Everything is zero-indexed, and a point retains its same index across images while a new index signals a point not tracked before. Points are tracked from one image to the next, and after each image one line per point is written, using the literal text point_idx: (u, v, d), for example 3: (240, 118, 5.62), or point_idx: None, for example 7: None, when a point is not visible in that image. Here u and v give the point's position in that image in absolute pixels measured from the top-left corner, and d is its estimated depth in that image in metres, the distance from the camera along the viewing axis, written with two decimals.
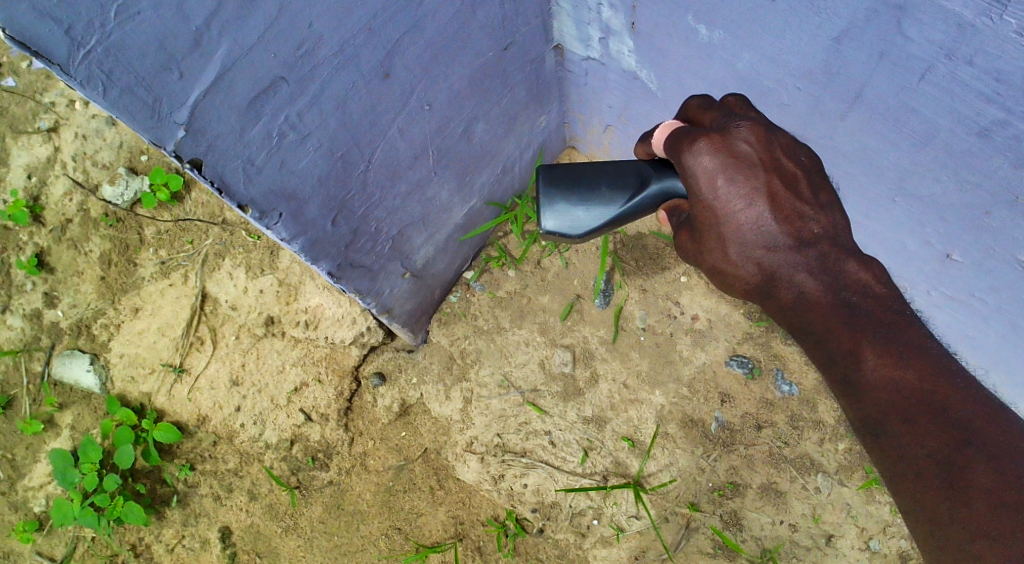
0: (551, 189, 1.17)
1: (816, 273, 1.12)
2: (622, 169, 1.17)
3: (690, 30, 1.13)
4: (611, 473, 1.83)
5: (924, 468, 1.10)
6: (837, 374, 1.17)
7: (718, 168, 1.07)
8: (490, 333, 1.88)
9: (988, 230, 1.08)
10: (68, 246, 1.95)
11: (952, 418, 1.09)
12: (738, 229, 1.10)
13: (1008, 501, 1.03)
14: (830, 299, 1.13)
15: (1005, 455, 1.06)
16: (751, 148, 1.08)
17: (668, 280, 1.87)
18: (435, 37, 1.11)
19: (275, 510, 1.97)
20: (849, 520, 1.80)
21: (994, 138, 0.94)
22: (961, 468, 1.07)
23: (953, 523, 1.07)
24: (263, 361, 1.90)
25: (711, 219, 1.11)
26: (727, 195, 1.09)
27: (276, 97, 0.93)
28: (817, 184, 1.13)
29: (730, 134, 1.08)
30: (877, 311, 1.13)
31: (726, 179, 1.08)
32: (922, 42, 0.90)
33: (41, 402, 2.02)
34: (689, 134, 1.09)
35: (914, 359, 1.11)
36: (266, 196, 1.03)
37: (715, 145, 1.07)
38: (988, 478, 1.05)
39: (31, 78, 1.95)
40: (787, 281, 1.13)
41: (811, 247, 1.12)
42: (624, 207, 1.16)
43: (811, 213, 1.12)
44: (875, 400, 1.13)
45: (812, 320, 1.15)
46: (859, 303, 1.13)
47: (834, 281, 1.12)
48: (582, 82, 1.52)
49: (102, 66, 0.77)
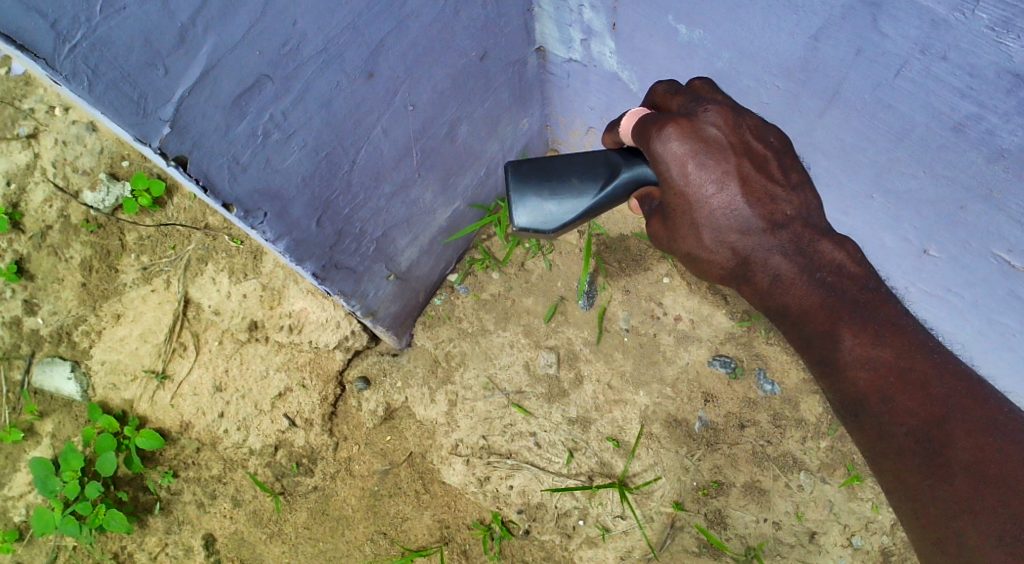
0: (522, 183, 1.17)
1: (790, 254, 1.14)
2: (592, 161, 1.18)
3: (670, 30, 1.15)
4: (596, 473, 1.84)
5: (905, 445, 1.18)
6: (817, 356, 1.22)
7: (688, 153, 1.08)
8: (475, 335, 1.89)
9: (962, 224, 1.11)
10: (48, 253, 1.93)
11: (930, 396, 1.15)
12: (711, 214, 1.10)
13: (987, 474, 1.11)
14: (804, 280, 1.15)
15: (984, 429, 1.12)
16: (719, 132, 1.09)
17: (651, 280, 1.88)
18: (419, 38, 1.12)
19: (259, 516, 1.96)
20: (831, 517, 1.82)
21: (968, 132, 0.96)
22: (940, 443, 1.14)
23: (935, 497, 1.15)
24: (247, 365, 1.89)
25: (683, 205, 1.11)
26: (698, 180, 1.09)
27: (261, 95, 0.94)
28: (787, 164, 1.15)
29: (698, 119, 1.09)
30: (851, 290, 1.17)
31: (697, 165, 1.08)
32: (897, 39, 0.92)
33: (21, 410, 1.99)
34: (657, 121, 1.10)
35: (889, 337, 1.16)
36: (251, 195, 1.03)
37: (683, 130, 1.08)
38: (968, 454, 1.12)
39: (10, 84, 1.94)
40: (762, 264, 1.14)
41: (783, 230, 1.13)
42: (596, 198, 1.17)
43: (783, 194, 1.13)
44: (854, 382, 1.19)
45: (788, 303, 1.18)
46: (834, 282, 1.16)
47: (810, 262, 1.15)
48: (565, 85, 1.53)
49: (87, 61, 0.77)
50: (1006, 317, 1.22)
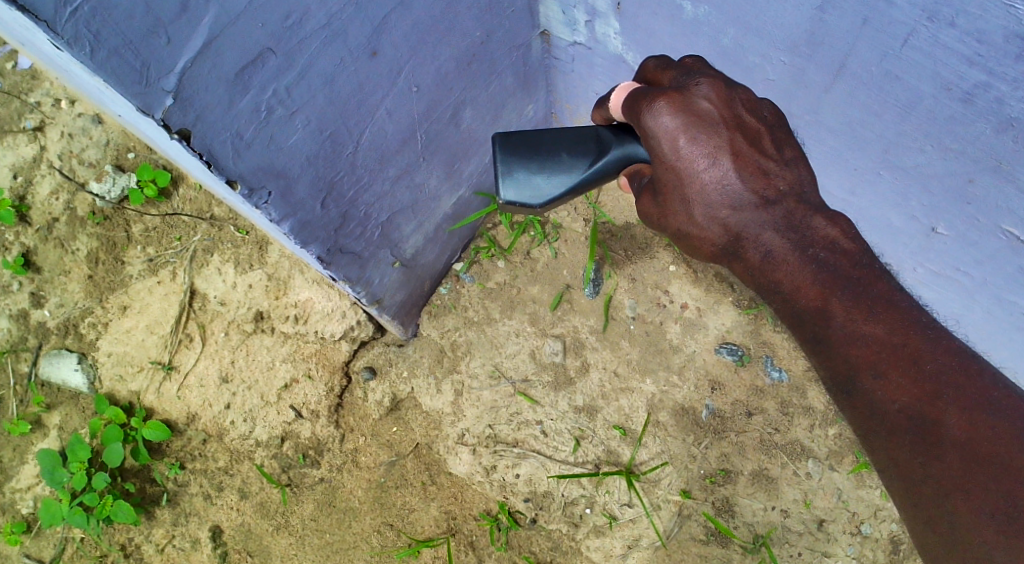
0: (510, 157, 1.14)
1: (782, 231, 1.14)
2: (581, 136, 1.17)
3: (676, 7, 1.14)
4: (603, 461, 1.83)
5: (897, 422, 1.18)
6: (808, 333, 1.20)
7: (680, 128, 1.08)
8: (480, 324, 1.88)
9: (972, 200, 1.10)
10: (55, 245, 1.94)
11: (922, 373, 1.14)
12: (702, 189, 1.10)
13: (980, 452, 1.11)
14: (797, 257, 1.15)
15: (977, 407, 1.12)
16: (712, 106, 1.09)
17: (657, 269, 1.87)
18: (422, 16, 1.12)
19: (266, 507, 1.96)
20: (840, 505, 1.80)
21: (977, 102, 0.95)
22: (934, 421, 1.14)
23: (927, 475, 1.16)
24: (253, 357, 1.89)
25: (674, 180, 1.11)
26: (689, 154, 1.09)
27: (264, 69, 0.94)
28: (780, 138, 1.15)
29: (690, 92, 1.08)
30: (844, 266, 1.16)
31: (688, 139, 1.08)
32: (904, 6, 0.91)
33: (29, 403, 2.00)
34: (648, 94, 1.09)
35: (883, 314, 1.15)
36: (255, 173, 1.02)
37: (676, 105, 1.07)
38: (961, 431, 1.12)
39: (17, 78, 1.95)
40: (754, 241, 1.14)
41: (777, 205, 1.13)
42: (586, 173, 1.15)
43: (776, 169, 1.14)
44: (847, 358, 1.18)
45: (779, 280, 1.17)
46: (827, 259, 1.16)
47: (802, 238, 1.15)
48: (569, 69, 1.53)
49: (89, 26, 0.77)
50: (1015, 295, 1.21)
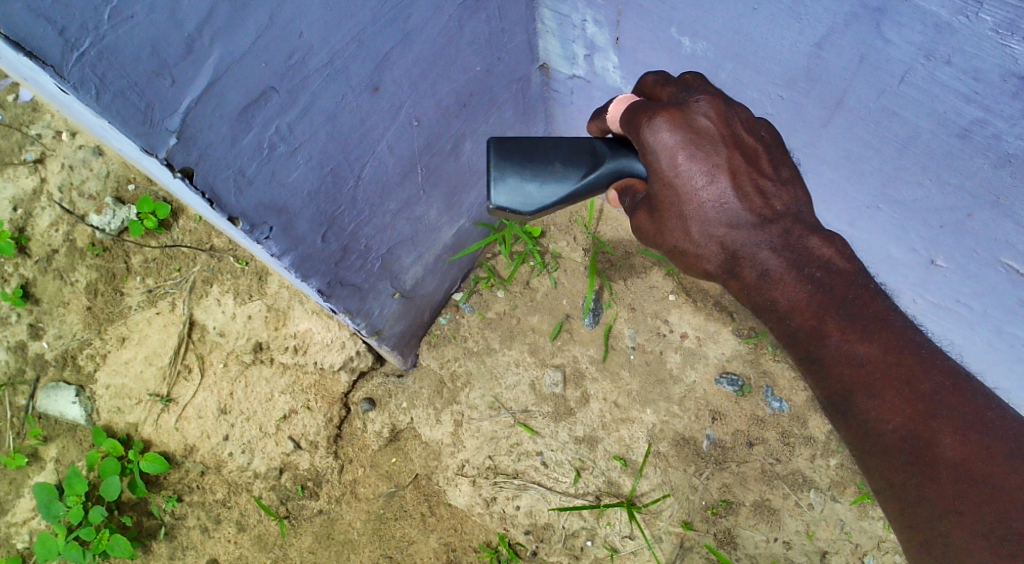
0: (503, 161, 1.11)
1: (779, 250, 1.13)
2: (575, 147, 1.14)
3: (674, 43, 1.16)
4: (603, 493, 1.81)
5: (891, 443, 1.17)
6: (802, 352, 1.20)
7: (678, 144, 1.08)
8: (480, 354, 1.88)
9: (970, 233, 1.10)
10: (54, 277, 1.94)
11: (916, 394, 1.13)
12: (700, 206, 1.11)
13: (973, 473, 1.11)
14: (792, 277, 1.14)
15: (971, 427, 1.11)
16: (710, 123, 1.09)
17: (657, 298, 1.88)
18: (424, 52, 1.13)
19: (264, 540, 1.94)
20: (843, 536, 1.79)
21: (974, 138, 0.96)
22: (927, 442, 1.14)
23: (920, 496, 1.16)
24: (252, 388, 1.89)
25: (671, 196, 1.11)
26: (687, 171, 1.09)
27: (267, 107, 0.94)
28: (777, 159, 1.15)
29: (690, 109, 1.09)
30: (839, 287, 1.14)
31: (687, 156, 1.08)
32: (901, 45, 0.92)
33: (25, 435, 1.98)
34: (647, 110, 1.09)
35: (877, 334, 1.14)
36: (257, 208, 1.03)
37: (675, 122, 1.08)
38: (955, 451, 1.12)
39: (18, 111, 1.98)
40: (750, 260, 1.14)
41: (773, 224, 1.13)
42: (578, 185, 1.12)
43: (773, 189, 1.14)
44: (841, 379, 1.18)
45: (775, 298, 1.16)
46: (823, 278, 1.14)
47: (797, 259, 1.14)
48: (568, 101, 1.55)
49: (95, 69, 0.77)
50: (1015, 327, 1.21)
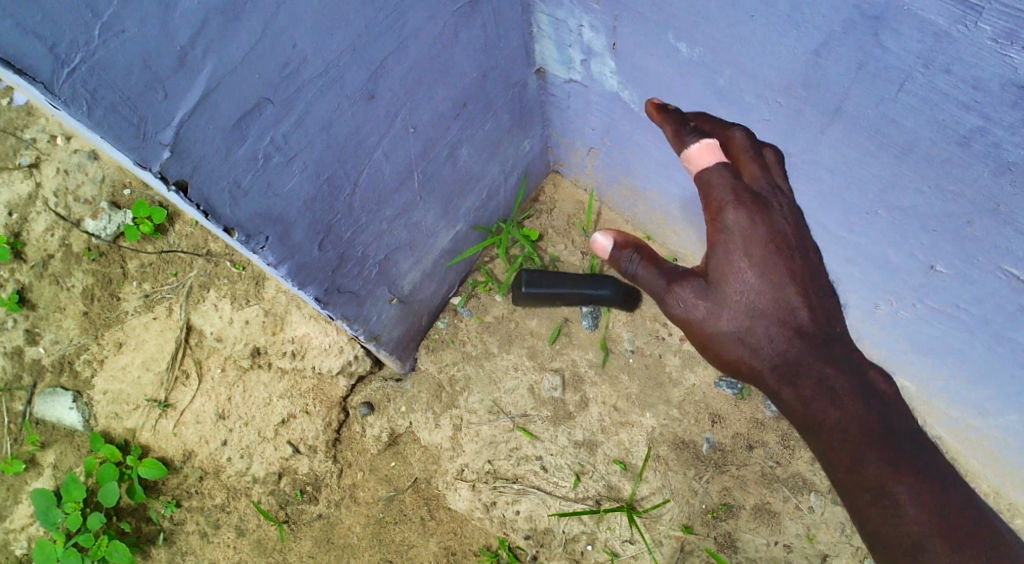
0: None
1: (804, 337, 1.26)
2: None
3: (671, 49, 1.15)
4: (603, 497, 1.80)
5: (872, 508, 1.30)
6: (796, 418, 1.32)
7: (741, 236, 1.20)
8: (479, 359, 1.88)
9: (970, 239, 1.09)
10: (51, 282, 1.93)
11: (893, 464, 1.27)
12: (750, 303, 1.23)
13: (944, 534, 1.26)
14: (798, 350, 1.26)
15: (930, 497, 1.28)
16: (786, 227, 1.23)
17: (655, 301, 1.87)
18: (419, 59, 1.13)
19: (263, 545, 1.93)
20: (845, 540, 1.76)
21: (974, 146, 0.95)
22: (898, 508, 1.27)
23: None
24: (250, 393, 1.89)
25: (726, 285, 1.23)
26: (743, 266, 1.21)
27: (261, 118, 0.94)
28: (807, 247, 1.28)
29: (770, 210, 1.21)
30: (826, 365, 1.29)
31: (745, 253, 1.21)
32: (899, 52, 0.91)
33: (23, 441, 1.98)
34: (724, 196, 1.21)
35: (856, 406, 1.29)
36: (253, 219, 1.02)
37: (747, 208, 1.19)
38: (929, 523, 1.26)
39: (13, 115, 1.97)
40: (782, 343, 1.25)
41: (805, 309, 1.26)
42: None
43: (800, 274, 1.26)
44: (829, 444, 1.30)
45: (762, 370, 1.30)
46: (832, 371, 1.29)
47: (813, 344, 1.28)
48: (565, 106, 1.54)
49: (86, 85, 0.76)
50: (1015, 333, 1.21)
